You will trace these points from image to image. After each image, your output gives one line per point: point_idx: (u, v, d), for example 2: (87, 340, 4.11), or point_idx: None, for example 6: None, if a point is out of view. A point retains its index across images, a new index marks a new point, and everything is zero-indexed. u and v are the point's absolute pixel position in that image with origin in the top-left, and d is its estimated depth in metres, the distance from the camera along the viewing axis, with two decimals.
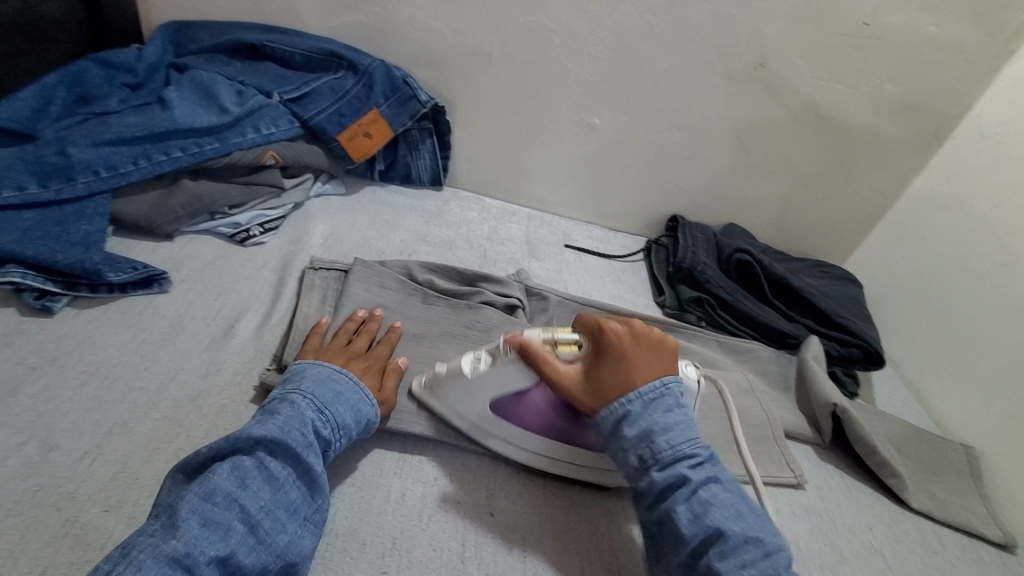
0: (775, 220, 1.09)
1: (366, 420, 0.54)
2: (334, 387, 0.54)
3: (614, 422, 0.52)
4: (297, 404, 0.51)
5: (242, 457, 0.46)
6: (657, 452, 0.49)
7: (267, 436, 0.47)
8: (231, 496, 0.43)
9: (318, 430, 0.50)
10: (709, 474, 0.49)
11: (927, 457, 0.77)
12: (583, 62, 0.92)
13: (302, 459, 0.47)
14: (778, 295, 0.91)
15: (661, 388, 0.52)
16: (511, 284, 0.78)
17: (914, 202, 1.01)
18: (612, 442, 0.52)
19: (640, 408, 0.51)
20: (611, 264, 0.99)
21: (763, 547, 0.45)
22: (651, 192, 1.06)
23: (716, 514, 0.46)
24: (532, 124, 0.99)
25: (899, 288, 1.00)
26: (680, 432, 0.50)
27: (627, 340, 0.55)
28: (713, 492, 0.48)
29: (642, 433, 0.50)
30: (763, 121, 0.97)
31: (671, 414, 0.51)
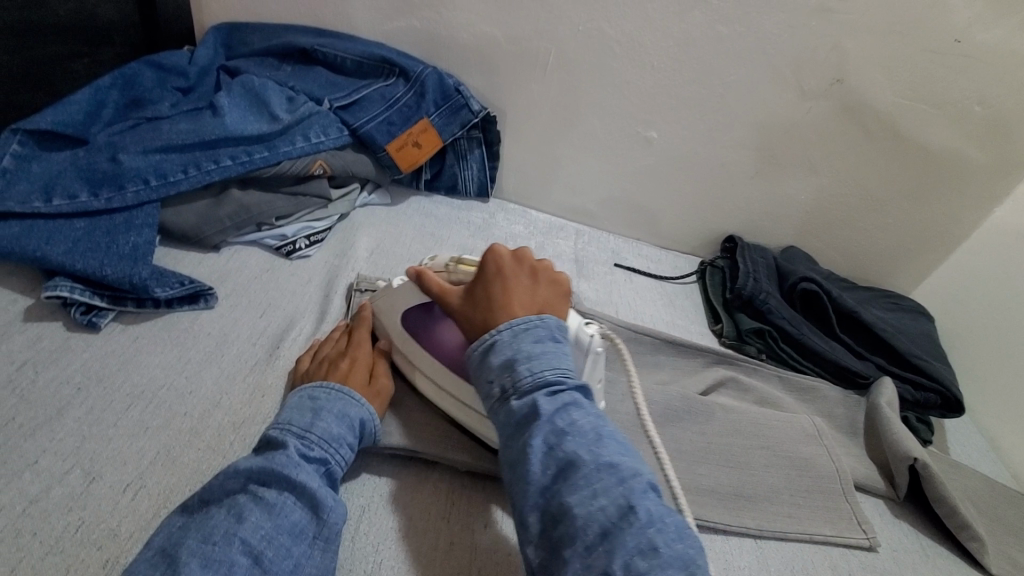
0: (839, 245, 1.02)
1: (357, 424, 0.51)
2: (312, 405, 0.51)
3: (483, 351, 0.49)
4: (279, 432, 0.48)
5: (232, 495, 0.42)
6: (518, 380, 0.46)
7: (252, 467, 0.44)
8: (228, 532, 0.39)
9: (307, 450, 0.47)
10: (566, 400, 0.45)
11: (1012, 520, 0.70)
12: (643, 73, 0.87)
13: (294, 478, 0.43)
14: (845, 328, 0.84)
15: (536, 320, 0.49)
16: None
17: (997, 233, 0.93)
18: (479, 374, 0.49)
19: (509, 336, 0.48)
20: (663, 287, 0.94)
21: (616, 474, 0.41)
22: (707, 211, 1.01)
23: (569, 443, 0.42)
24: (586, 137, 0.95)
25: (976, 326, 0.93)
26: (545, 360, 0.47)
27: (512, 259, 0.55)
28: (570, 420, 0.44)
29: (506, 361, 0.47)
30: (833, 140, 0.91)
31: (541, 344, 0.47)
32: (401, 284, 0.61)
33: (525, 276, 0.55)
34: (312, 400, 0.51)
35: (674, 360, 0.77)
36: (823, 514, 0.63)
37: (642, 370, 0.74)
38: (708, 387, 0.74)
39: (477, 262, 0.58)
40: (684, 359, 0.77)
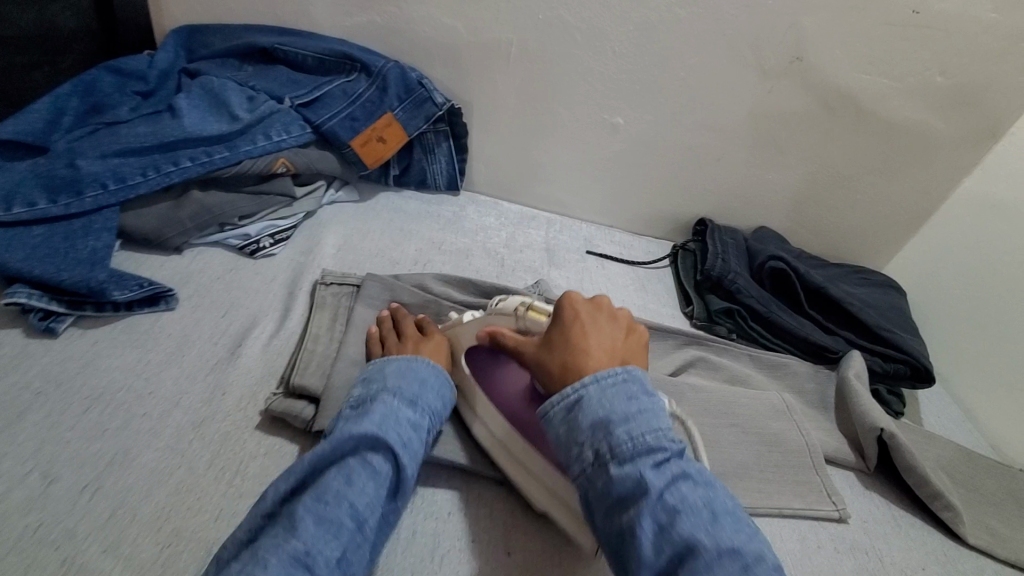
0: (810, 223, 1.02)
1: (444, 413, 0.54)
2: (416, 384, 0.53)
3: (565, 409, 0.47)
4: (389, 402, 0.50)
5: (348, 459, 0.45)
6: (614, 445, 0.44)
7: (368, 434, 0.46)
8: (343, 492, 0.42)
9: (412, 428, 0.49)
10: (674, 472, 0.43)
11: (984, 486, 0.71)
12: (605, 59, 0.87)
13: (403, 456, 0.46)
14: (815, 305, 0.85)
15: (623, 372, 0.48)
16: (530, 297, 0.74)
17: (965, 204, 0.94)
18: (562, 433, 0.47)
19: (596, 393, 0.47)
20: (636, 272, 0.94)
21: (741, 560, 0.38)
22: (678, 195, 1.01)
23: (684, 523, 0.40)
24: (553, 125, 0.95)
25: (948, 297, 0.93)
26: (641, 423, 0.45)
27: (589, 305, 0.54)
28: (681, 495, 0.41)
29: (597, 422, 0.45)
30: (798, 118, 0.91)
31: (633, 402, 0.46)
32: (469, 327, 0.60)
33: (603, 322, 0.53)
34: (410, 374, 0.54)
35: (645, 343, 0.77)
36: (793, 488, 0.63)
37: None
38: (678, 368, 0.74)
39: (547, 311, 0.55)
40: (654, 342, 0.77)
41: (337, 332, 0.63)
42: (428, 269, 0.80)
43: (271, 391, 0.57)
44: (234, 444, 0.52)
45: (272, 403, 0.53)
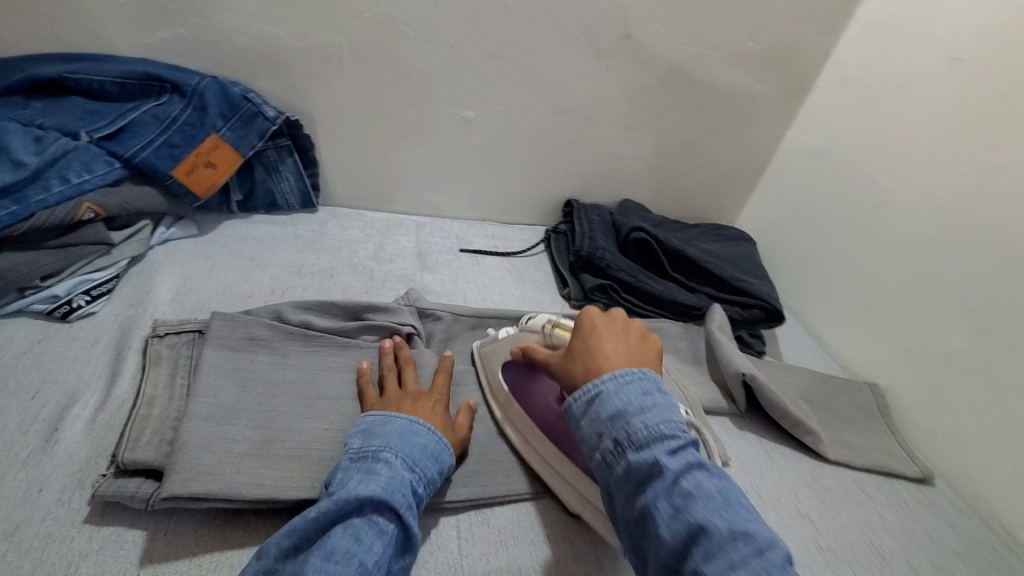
0: (667, 190, 1.08)
1: (446, 468, 0.53)
2: (415, 442, 0.51)
3: (586, 402, 0.48)
4: (390, 461, 0.48)
5: (353, 517, 0.43)
6: (631, 433, 0.44)
7: (374, 494, 0.44)
8: (350, 555, 0.41)
9: (413, 490, 0.47)
10: (689, 461, 0.42)
11: (838, 404, 0.79)
12: (445, 53, 0.85)
13: (409, 518, 0.45)
14: (677, 267, 0.90)
15: (639, 371, 0.48)
16: (402, 310, 0.69)
17: (791, 154, 1.03)
18: (583, 424, 0.47)
19: (614, 386, 0.47)
20: (511, 262, 0.94)
21: (754, 544, 0.38)
22: (542, 180, 1.02)
23: (699, 507, 0.40)
24: (405, 127, 0.92)
25: (788, 238, 1.03)
26: (657, 415, 0.45)
27: (605, 318, 0.56)
28: (696, 482, 0.41)
29: (615, 413, 0.45)
30: (638, 93, 0.95)
31: (648, 398, 0.46)
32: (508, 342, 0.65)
33: (619, 331, 0.55)
34: (408, 434, 0.51)
35: None
36: None
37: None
38: None
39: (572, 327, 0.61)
40: None
41: (179, 386, 0.56)
42: (287, 297, 0.74)
43: (101, 474, 0.49)
44: (58, 547, 0.44)
45: (99, 488, 0.46)
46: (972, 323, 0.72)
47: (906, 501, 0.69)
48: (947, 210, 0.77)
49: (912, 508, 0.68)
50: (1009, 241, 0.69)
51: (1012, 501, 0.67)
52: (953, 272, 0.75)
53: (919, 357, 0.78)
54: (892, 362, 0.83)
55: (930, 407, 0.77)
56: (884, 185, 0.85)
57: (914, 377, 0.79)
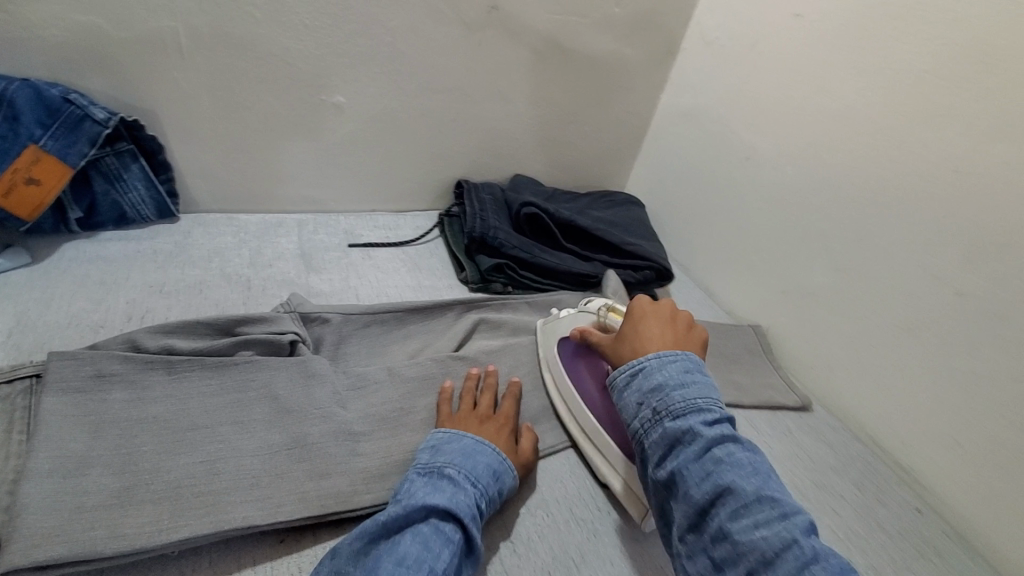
0: (556, 162, 1.09)
1: (506, 487, 0.54)
2: (479, 458, 0.53)
3: (630, 375, 0.53)
4: (453, 475, 0.50)
5: (420, 524, 0.45)
6: (670, 404, 0.49)
7: (442, 505, 0.46)
8: (421, 561, 0.43)
9: (477, 503, 0.50)
10: (724, 434, 0.46)
11: (726, 349, 0.85)
12: (301, 36, 0.79)
13: (472, 527, 0.47)
14: (570, 237, 0.91)
15: (681, 353, 0.53)
16: (281, 317, 0.64)
17: (666, 116, 1.08)
18: (626, 395, 0.53)
19: (656, 364, 0.52)
20: (406, 252, 0.91)
21: (779, 507, 0.42)
22: (429, 163, 0.99)
23: (728, 471, 0.44)
24: (270, 119, 0.85)
25: (672, 198, 1.08)
26: (695, 391, 0.49)
27: (655, 305, 0.61)
28: (729, 452, 0.45)
29: (655, 385, 0.50)
30: (514, 66, 0.94)
31: (688, 375, 0.51)
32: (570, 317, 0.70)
33: (668, 319, 0.59)
34: (473, 453, 0.54)
35: (424, 325, 0.74)
36: None
37: (391, 347, 0.70)
38: (463, 338, 0.73)
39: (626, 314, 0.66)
40: (432, 320, 0.75)
41: (16, 445, 0.48)
42: (148, 320, 0.67)
43: None
44: None
45: None
46: (831, 260, 0.79)
47: (791, 429, 0.76)
48: (800, 158, 0.83)
49: (796, 434, 0.75)
50: (855, 180, 0.76)
51: (874, 412, 0.76)
52: (812, 215, 0.82)
53: (791, 296, 0.85)
54: (768, 303, 0.89)
55: (803, 339, 0.84)
56: (748, 139, 0.91)
57: (788, 315, 0.86)
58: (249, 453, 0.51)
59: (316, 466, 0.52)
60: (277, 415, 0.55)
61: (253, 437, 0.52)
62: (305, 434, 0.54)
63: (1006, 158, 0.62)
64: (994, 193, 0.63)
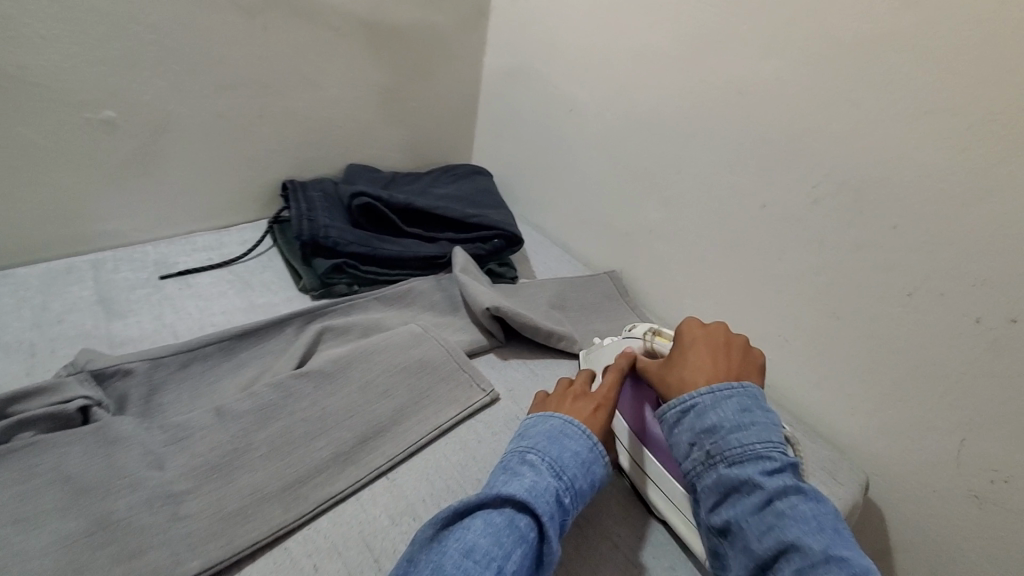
0: (390, 145, 1.03)
1: (597, 480, 0.51)
2: (567, 446, 0.50)
3: (680, 412, 0.50)
4: (536, 464, 0.48)
5: (493, 514, 0.43)
6: (724, 448, 0.46)
7: (519, 496, 0.44)
8: (490, 557, 0.41)
9: (561, 498, 0.47)
10: (788, 484, 0.43)
11: (585, 301, 0.86)
12: (37, 46, 0.66)
13: (552, 529, 0.44)
14: (412, 221, 0.87)
15: (740, 387, 0.49)
16: (65, 382, 0.54)
17: (492, 80, 1.06)
18: (677, 432, 0.50)
19: (710, 400, 0.49)
20: (233, 271, 0.81)
21: (850, 568, 0.39)
22: (246, 169, 0.89)
23: (793, 529, 0.41)
24: (26, 153, 0.70)
25: (514, 161, 1.07)
26: (755, 433, 0.46)
27: (705, 329, 0.56)
28: (792, 504, 0.42)
29: (708, 427, 0.47)
30: (317, 49, 0.86)
31: (747, 413, 0.47)
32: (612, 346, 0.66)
33: (721, 343, 0.55)
34: (556, 437, 0.51)
35: (259, 348, 0.67)
36: (445, 400, 0.65)
37: (222, 384, 0.62)
38: (305, 353, 0.66)
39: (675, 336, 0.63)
40: (268, 341, 0.68)
41: None
42: None
43: None
44: None
45: None
46: (660, 195, 0.82)
47: None
48: (616, 102, 0.85)
49: None
50: (665, 115, 0.78)
51: None
52: (637, 155, 0.84)
53: (633, 237, 0.88)
54: (616, 248, 0.92)
55: (651, 275, 0.87)
56: (569, 92, 0.91)
57: (634, 256, 0.89)
58: (35, 555, 0.43)
59: (126, 545, 0.45)
60: (70, 500, 0.46)
61: (39, 535, 0.44)
62: (109, 512, 0.46)
63: (778, 71, 0.65)
64: (775, 106, 0.66)
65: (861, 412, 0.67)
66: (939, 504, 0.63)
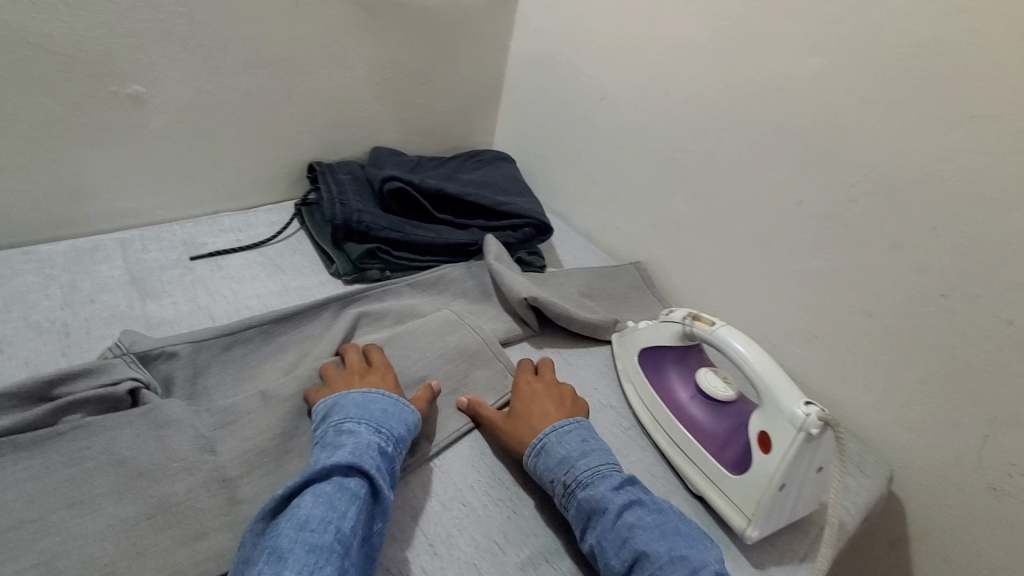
0: (414, 128, 1.02)
1: (413, 425, 0.55)
2: (377, 407, 0.53)
3: (536, 454, 0.55)
4: (355, 429, 0.50)
5: (322, 484, 0.44)
6: (578, 476, 0.52)
7: (343, 461, 0.46)
8: (327, 522, 0.41)
9: (383, 451, 0.50)
10: (631, 498, 0.51)
11: (612, 291, 0.87)
12: (66, 17, 0.64)
13: (379, 479, 0.46)
14: (442, 208, 0.86)
15: (574, 422, 0.58)
16: (114, 364, 0.54)
17: (518, 65, 1.05)
18: (538, 473, 0.55)
19: (555, 437, 0.56)
20: (262, 253, 0.80)
21: (688, 564, 0.46)
22: (271, 149, 0.87)
23: (641, 536, 0.47)
24: (51, 126, 0.68)
25: (538, 148, 1.06)
26: (596, 457, 0.54)
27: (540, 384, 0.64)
28: (638, 516, 0.49)
29: (561, 458, 0.54)
30: (345, 28, 0.84)
31: (587, 444, 0.56)
32: (652, 327, 0.68)
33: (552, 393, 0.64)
34: (365, 403, 0.53)
35: (297, 333, 0.67)
36: (483, 387, 0.65)
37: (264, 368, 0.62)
38: (344, 338, 0.66)
39: (714, 319, 0.61)
40: (305, 326, 0.68)
41: None
42: None
43: None
44: None
45: None
46: (691, 189, 0.83)
47: None
48: (649, 93, 0.84)
49: None
50: (699, 108, 0.78)
51: (747, 323, 0.81)
52: (668, 147, 0.84)
53: (661, 229, 0.89)
54: (643, 239, 0.92)
55: (678, 268, 0.88)
56: (599, 80, 0.91)
57: (662, 248, 0.89)
58: (97, 538, 0.43)
59: (188, 528, 0.45)
60: (127, 482, 0.46)
61: (99, 517, 0.44)
62: (167, 495, 0.46)
63: (822, 68, 0.65)
64: (817, 103, 0.66)
65: (886, 407, 0.69)
66: (960, 496, 0.65)
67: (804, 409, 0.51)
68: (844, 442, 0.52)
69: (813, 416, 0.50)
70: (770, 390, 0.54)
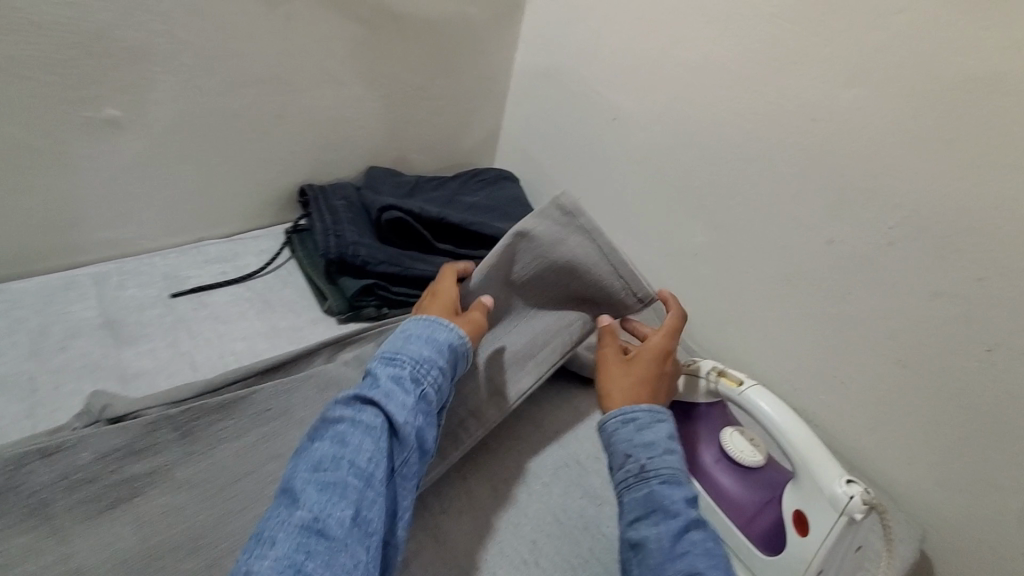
0: (413, 145, 0.96)
1: (446, 345, 0.54)
2: (398, 338, 0.53)
3: (625, 423, 0.51)
4: (376, 364, 0.50)
5: (336, 424, 0.45)
6: (658, 466, 0.47)
7: (356, 400, 0.46)
8: (338, 458, 0.43)
9: (403, 376, 0.49)
10: (698, 519, 0.45)
11: None
12: (33, 38, 0.58)
13: (393, 409, 0.46)
14: (444, 236, 0.81)
15: (669, 417, 0.52)
16: (84, 439, 0.49)
17: (524, 78, 0.99)
18: (615, 441, 0.51)
19: (650, 418, 0.51)
20: (250, 288, 0.75)
21: None
22: (261, 172, 0.82)
23: (698, 559, 0.42)
24: (18, 156, 0.62)
25: (544, 166, 1.00)
26: (677, 460, 0.49)
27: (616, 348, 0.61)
28: (700, 536, 0.43)
29: (652, 442, 0.49)
30: (342, 43, 0.78)
31: (674, 443, 0.50)
32: (668, 377, 0.62)
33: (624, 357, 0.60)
34: (393, 337, 0.54)
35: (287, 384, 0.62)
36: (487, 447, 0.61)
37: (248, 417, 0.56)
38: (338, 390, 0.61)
39: (742, 377, 0.56)
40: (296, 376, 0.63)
41: None
42: None
43: None
44: None
45: None
46: (709, 219, 0.78)
47: None
48: (666, 117, 0.79)
49: None
50: (722, 135, 0.73)
51: (768, 363, 0.76)
52: (685, 174, 0.79)
53: (676, 259, 0.84)
54: (655, 267, 0.87)
55: (693, 300, 0.83)
56: (613, 99, 0.85)
57: (676, 278, 0.85)
58: None
59: None
60: None
61: None
62: None
63: (861, 99, 0.60)
64: (853, 137, 0.61)
65: (918, 463, 0.65)
66: (996, 564, 0.61)
67: (846, 489, 0.46)
68: (889, 526, 0.48)
69: (857, 499, 0.46)
70: (807, 464, 0.49)
